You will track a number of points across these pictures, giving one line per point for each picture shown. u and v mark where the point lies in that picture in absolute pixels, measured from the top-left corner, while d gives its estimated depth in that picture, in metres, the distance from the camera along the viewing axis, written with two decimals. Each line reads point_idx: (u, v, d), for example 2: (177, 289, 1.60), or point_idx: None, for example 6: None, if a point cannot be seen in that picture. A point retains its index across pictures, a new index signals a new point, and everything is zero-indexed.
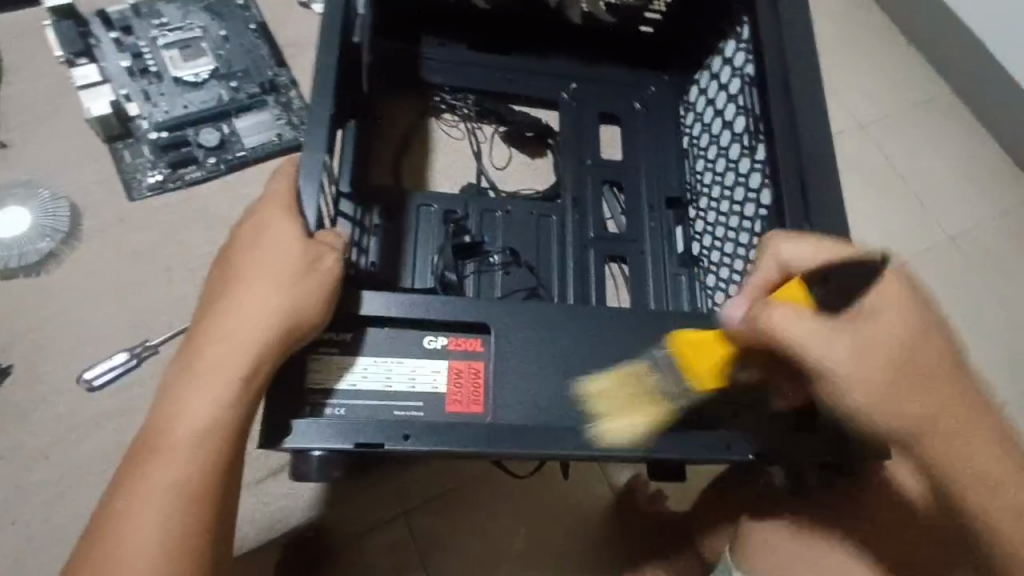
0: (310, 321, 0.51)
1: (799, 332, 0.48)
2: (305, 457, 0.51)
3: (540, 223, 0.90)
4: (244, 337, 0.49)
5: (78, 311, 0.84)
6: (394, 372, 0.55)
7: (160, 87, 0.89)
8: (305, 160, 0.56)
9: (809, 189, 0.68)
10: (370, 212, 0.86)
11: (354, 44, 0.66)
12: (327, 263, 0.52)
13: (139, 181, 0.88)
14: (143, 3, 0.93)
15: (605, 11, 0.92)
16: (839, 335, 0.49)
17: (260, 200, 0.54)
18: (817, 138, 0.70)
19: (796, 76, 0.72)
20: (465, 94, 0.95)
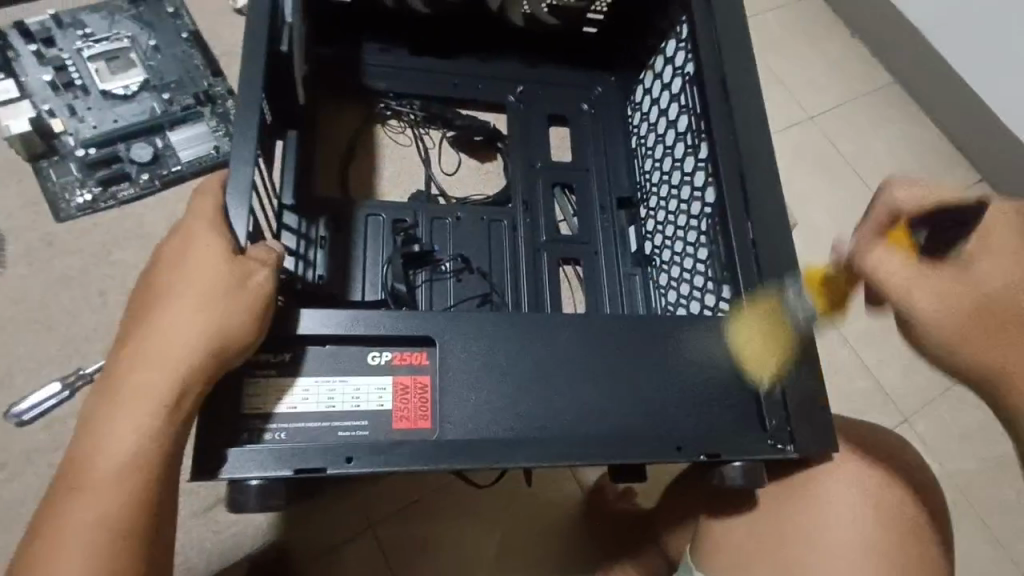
0: (240, 339, 0.48)
1: (893, 278, 0.52)
2: (243, 487, 0.50)
3: (491, 229, 0.89)
4: (169, 360, 0.47)
5: (7, 341, 0.79)
6: (337, 393, 0.53)
7: (86, 101, 0.85)
8: (234, 174, 0.54)
9: (750, 181, 0.68)
10: (315, 224, 0.84)
11: (283, 52, 0.65)
12: (259, 278, 0.50)
13: (67, 201, 0.84)
14: (65, 14, 0.88)
15: (548, 13, 0.92)
16: (927, 282, 0.51)
17: (185, 216, 0.51)
18: (755, 134, 0.71)
19: (733, 74, 0.72)
20: (411, 99, 0.94)
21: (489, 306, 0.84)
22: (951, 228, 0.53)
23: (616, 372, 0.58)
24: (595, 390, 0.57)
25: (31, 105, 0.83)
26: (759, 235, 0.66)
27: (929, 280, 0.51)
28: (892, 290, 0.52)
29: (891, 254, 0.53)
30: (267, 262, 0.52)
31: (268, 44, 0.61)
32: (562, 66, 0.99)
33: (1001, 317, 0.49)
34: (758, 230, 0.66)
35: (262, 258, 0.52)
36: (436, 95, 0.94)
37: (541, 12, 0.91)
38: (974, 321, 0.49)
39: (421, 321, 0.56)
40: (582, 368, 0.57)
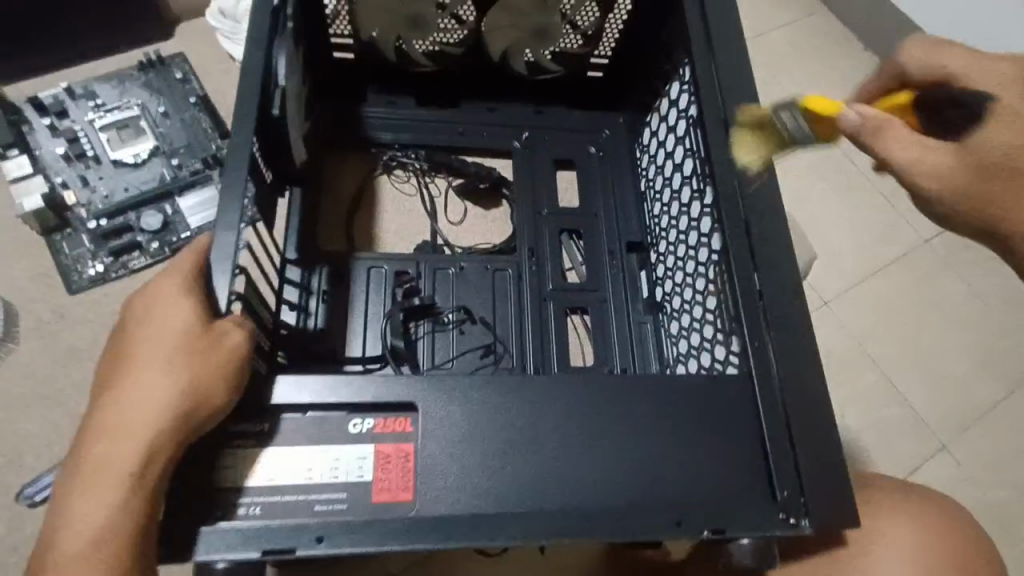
0: (213, 401, 0.46)
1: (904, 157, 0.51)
2: (209, 569, 0.48)
3: (495, 279, 0.87)
4: (136, 428, 0.45)
5: (18, 416, 0.81)
6: (316, 465, 0.51)
7: (99, 171, 0.88)
8: (219, 238, 0.54)
9: (754, 228, 0.65)
10: (317, 275, 0.83)
11: (275, 116, 0.65)
12: (233, 338, 0.48)
13: (79, 273, 0.86)
14: (78, 86, 0.92)
15: (551, 60, 0.90)
16: (939, 158, 0.51)
17: (155, 276, 0.50)
18: (756, 176, 0.67)
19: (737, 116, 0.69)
20: (416, 149, 0.94)
21: (493, 358, 0.83)
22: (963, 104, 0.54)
23: (611, 438, 0.54)
24: (591, 459, 0.53)
25: (43, 179, 0.85)
26: (766, 286, 0.62)
27: (938, 156, 0.51)
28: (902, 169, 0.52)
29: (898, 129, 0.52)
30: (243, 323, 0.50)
31: (258, 112, 0.61)
32: (566, 109, 0.98)
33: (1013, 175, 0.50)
34: (765, 281, 0.62)
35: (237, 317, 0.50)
36: (442, 145, 0.94)
37: (544, 59, 0.89)
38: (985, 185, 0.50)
39: (402, 384, 0.54)
40: (575, 433, 0.54)
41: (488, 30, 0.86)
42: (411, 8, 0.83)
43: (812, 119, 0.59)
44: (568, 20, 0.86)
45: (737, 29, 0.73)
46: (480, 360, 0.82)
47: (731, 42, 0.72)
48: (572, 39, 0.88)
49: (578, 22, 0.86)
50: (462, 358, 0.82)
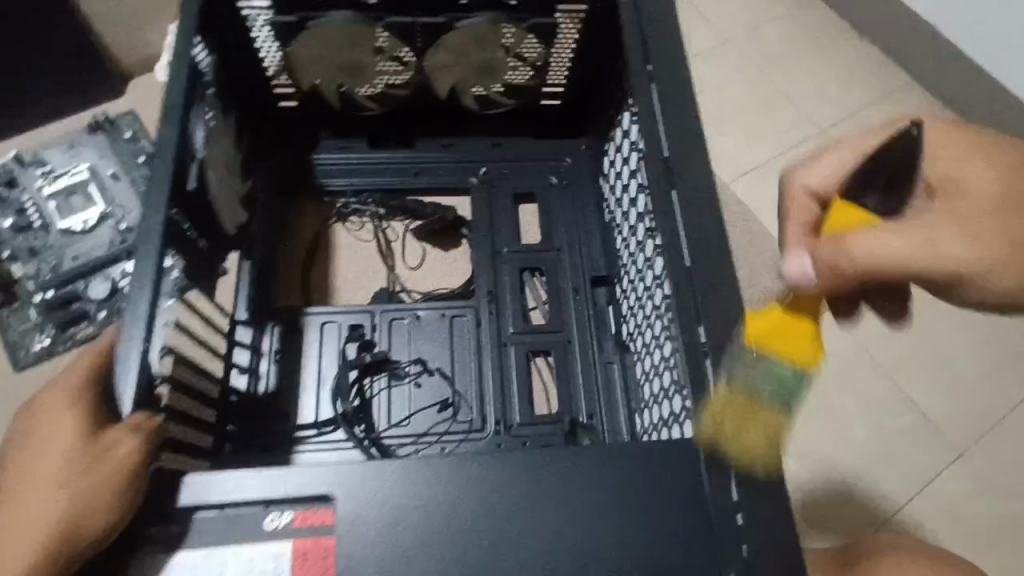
0: (94, 519, 0.45)
1: (896, 255, 0.46)
2: None
3: (453, 326, 0.84)
4: (17, 553, 0.45)
5: None
6: (230, 564, 0.49)
7: (46, 242, 0.87)
8: (124, 332, 0.53)
9: (698, 274, 0.59)
10: (268, 334, 0.81)
11: (191, 189, 0.62)
12: (121, 452, 0.47)
13: (25, 349, 0.83)
14: (27, 153, 0.91)
15: (501, 94, 0.86)
16: (947, 245, 0.49)
17: (45, 389, 0.50)
18: (704, 216, 0.61)
19: (680, 151, 0.64)
20: (369, 194, 0.90)
21: (451, 411, 0.79)
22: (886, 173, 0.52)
23: (542, 521, 0.51)
24: (520, 543, 0.50)
25: None
26: (713, 342, 0.57)
27: (943, 242, 0.49)
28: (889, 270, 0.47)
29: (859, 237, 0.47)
30: (137, 430, 0.48)
31: (172, 193, 0.58)
32: (526, 139, 0.93)
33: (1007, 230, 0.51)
34: (711, 335, 0.57)
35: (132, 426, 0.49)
36: (396, 188, 0.91)
37: (493, 94, 0.86)
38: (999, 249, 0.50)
39: (318, 476, 0.51)
40: (506, 518, 0.51)
41: (431, 71, 0.81)
42: (347, 55, 0.78)
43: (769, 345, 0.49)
44: (513, 53, 0.80)
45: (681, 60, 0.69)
46: (437, 414, 0.79)
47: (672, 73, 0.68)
48: (521, 71, 0.83)
49: (525, 55, 0.80)
50: (419, 413, 0.79)
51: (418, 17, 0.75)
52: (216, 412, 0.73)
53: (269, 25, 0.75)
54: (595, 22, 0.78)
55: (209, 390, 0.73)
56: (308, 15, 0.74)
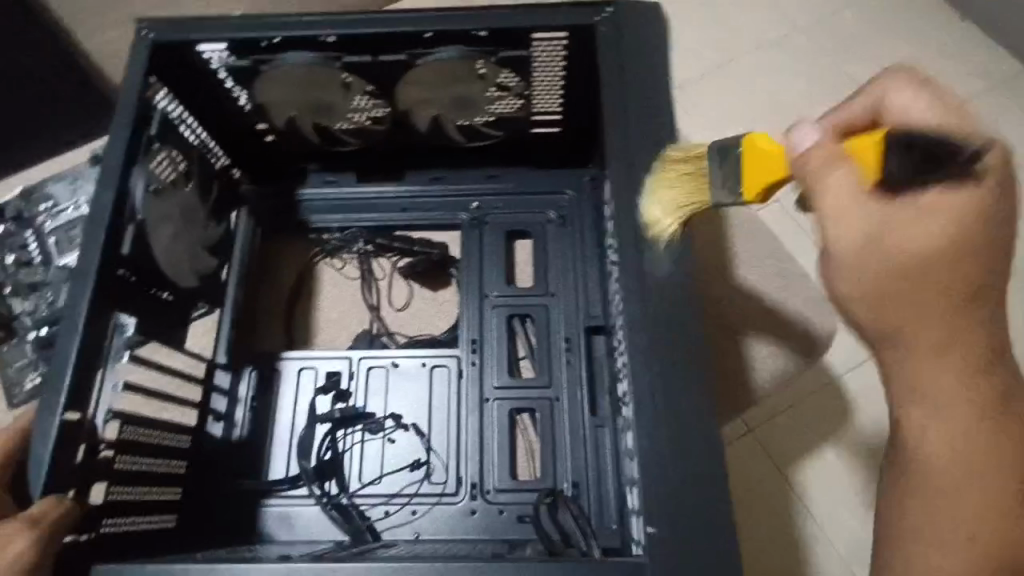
0: None
1: (829, 189, 0.44)
2: None
3: (432, 377, 0.79)
4: None
5: None
6: None
7: (46, 278, 0.87)
8: (40, 421, 0.52)
9: (668, 366, 0.54)
10: (243, 379, 0.79)
11: (125, 256, 0.61)
12: (12, 550, 0.45)
13: (19, 385, 0.82)
14: (32, 188, 0.92)
15: (485, 124, 0.79)
16: (850, 221, 0.43)
17: None
18: (668, 294, 0.56)
19: (647, 209, 0.58)
20: (353, 231, 0.86)
21: (424, 471, 0.75)
22: (942, 154, 0.42)
23: None
24: None
25: None
26: (675, 453, 0.51)
27: (860, 213, 0.43)
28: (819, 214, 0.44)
29: (839, 173, 0.44)
30: (29, 524, 0.46)
31: (104, 258, 0.58)
32: (521, 170, 0.86)
33: (919, 279, 0.42)
34: (674, 442, 0.51)
35: (30, 517, 0.47)
36: (382, 224, 0.85)
37: (479, 125, 0.79)
38: (889, 284, 0.42)
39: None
40: None
41: (408, 105, 0.76)
42: (313, 92, 0.73)
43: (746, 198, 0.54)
44: (492, 84, 0.72)
45: (666, 110, 0.62)
46: (409, 474, 0.75)
47: (640, 124, 0.61)
48: (509, 102, 0.75)
49: (507, 84, 0.72)
50: (393, 473, 0.75)
51: (378, 55, 0.68)
52: (187, 463, 0.74)
53: (227, 67, 0.70)
54: (580, 46, 0.69)
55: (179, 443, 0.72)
56: (263, 58, 0.69)
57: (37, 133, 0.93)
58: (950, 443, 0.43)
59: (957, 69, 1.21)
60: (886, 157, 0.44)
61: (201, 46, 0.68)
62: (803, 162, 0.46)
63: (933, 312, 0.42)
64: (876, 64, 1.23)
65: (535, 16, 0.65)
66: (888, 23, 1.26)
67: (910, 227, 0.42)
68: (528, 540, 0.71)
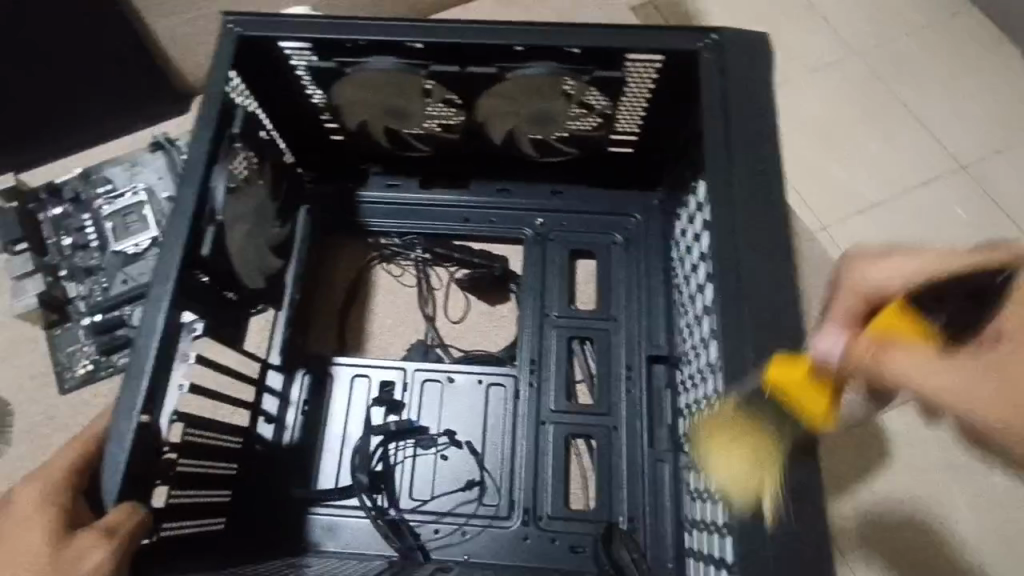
0: None
1: (930, 379, 0.35)
2: None
3: (488, 395, 0.78)
4: None
5: None
6: None
7: (101, 264, 0.86)
8: (115, 425, 0.51)
9: (765, 417, 0.50)
10: (296, 382, 0.78)
11: (206, 255, 0.59)
12: (86, 563, 0.44)
13: (71, 371, 0.81)
14: (92, 170, 0.91)
15: (559, 139, 0.76)
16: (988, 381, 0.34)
17: (25, 477, 0.49)
18: (767, 339, 0.53)
19: (749, 248, 0.56)
20: (413, 237, 0.84)
21: (478, 490, 0.73)
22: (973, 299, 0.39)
23: None
24: None
25: (47, 275, 0.85)
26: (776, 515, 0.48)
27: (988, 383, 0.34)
28: (942, 407, 0.35)
29: (903, 357, 0.37)
30: (107, 536, 0.45)
31: (185, 260, 0.57)
32: (590, 188, 0.84)
33: None
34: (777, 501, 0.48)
35: (109, 533, 0.46)
36: (444, 233, 0.84)
37: (554, 141, 0.77)
38: None
39: None
40: None
41: (486, 117, 0.73)
42: (392, 99, 0.71)
43: (783, 396, 0.45)
44: (577, 102, 0.70)
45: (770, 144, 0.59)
46: (462, 493, 0.73)
47: (739, 159, 0.59)
48: (590, 120, 0.73)
49: (591, 103, 0.70)
50: (445, 491, 0.74)
51: (466, 66, 0.66)
52: (237, 465, 0.73)
53: (308, 68, 0.68)
54: (677, 70, 0.66)
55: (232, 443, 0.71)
56: (347, 61, 0.67)
57: (95, 113, 0.92)
58: None
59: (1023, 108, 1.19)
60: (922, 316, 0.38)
61: (283, 45, 0.66)
62: (873, 369, 0.38)
63: None
64: (944, 96, 1.20)
65: (633, 37, 0.63)
66: (959, 55, 1.23)
67: None
68: (584, 570, 0.69)
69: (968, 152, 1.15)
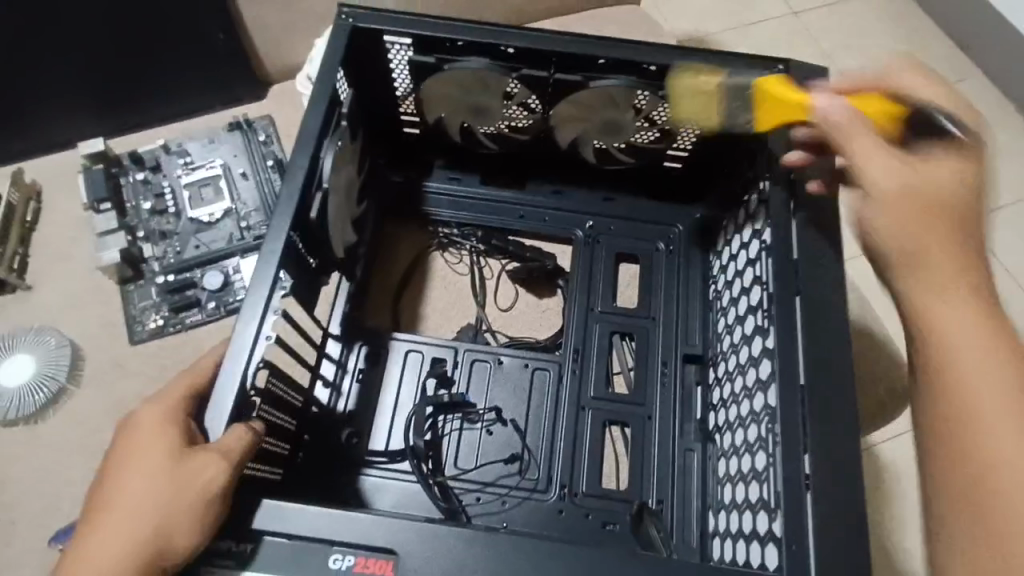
0: (180, 543, 0.49)
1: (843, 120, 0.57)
2: (247, 536, 0.54)
3: (533, 378, 0.83)
4: (113, 542, 0.49)
5: (49, 462, 0.78)
6: (343, 525, 0.55)
7: (176, 228, 0.93)
8: (225, 362, 0.58)
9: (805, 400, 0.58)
10: (354, 352, 0.83)
11: (312, 218, 0.67)
12: (205, 477, 0.51)
13: (142, 324, 0.86)
14: (173, 142, 0.98)
15: (620, 150, 0.85)
16: (882, 149, 0.55)
17: (153, 399, 0.56)
18: (810, 331, 0.60)
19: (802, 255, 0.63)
20: (472, 229, 0.91)
21: (518, 464, 0.78)
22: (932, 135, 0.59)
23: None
24: None
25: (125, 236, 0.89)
26: (816, 477, 0.55)
27: (881, 154, 0.54)
28: (845, 149, 0.56)
29: (863, 126, 0.56)
30: (222, 457, 0.52)
31: (295, 217, 0.64)
32: (639, 198, 0.91)
33: (934, 205, 0.52)
34: (817, 467, 0.55)
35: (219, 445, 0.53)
36: (499, 226, 0.90)
37: (615, 150, 0.85)
38: (902, 199, 0.52)
39: (373, 528, 0.54)
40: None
41: (558, 122, 0.82)
42: (477, 97, 0.79)
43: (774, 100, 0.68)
44: (644, 116, 0.79)
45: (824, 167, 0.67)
46: (505, 466, 0.78)
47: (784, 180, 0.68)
48: (650, 134, 0.82)
49: (656, 118, 0.79)
50: (489, 463, 0.79)
51: (555, 73, 0.76)
52: (297, 422, 0.77)
53: (407, 62, 0.77)
54: None
55: (295, 401, 0.76)
56: (447, 58, 0.76)
57: (179, 89, 0.98)
58: (997, 393, 0.44)
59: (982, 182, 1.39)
60: (899, 117, 0.61)
61: (386, 38, 0.75)
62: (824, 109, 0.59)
63: (940, 237, 0.51)
64: None
65: (704, 61, 0.73)
66: None
67: (930, 178, 0.53)
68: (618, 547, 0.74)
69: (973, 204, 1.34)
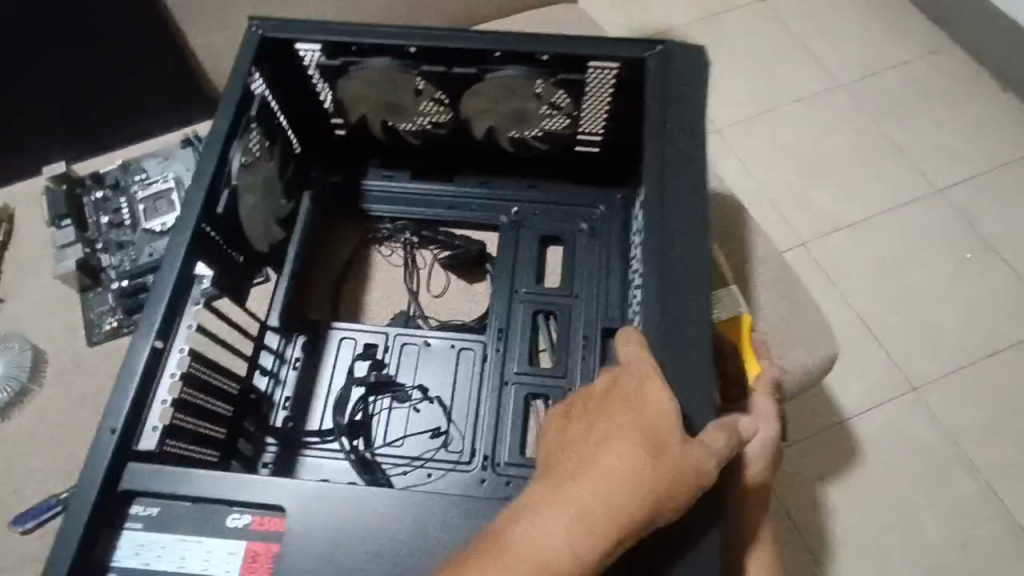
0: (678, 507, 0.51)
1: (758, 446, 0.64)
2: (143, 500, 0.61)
3: (459, 358, 0.87)
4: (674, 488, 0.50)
5: (16, 453, 0.85)
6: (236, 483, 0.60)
7: (132, 239, 0.98)
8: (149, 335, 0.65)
9: (670, 351, 0.60)
10: (292, 342, 0.88)
11: (220, 214, 0.73)
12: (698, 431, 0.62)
13: (98, 326, 0.93)
14: (130, 162, 1.04)
15: (535, 138, 0.89)
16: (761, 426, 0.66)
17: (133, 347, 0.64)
18: (680, 284, 0.63)
19: (671, 215, 0.66)
20: (403, 223, 0.96)
21: (442, 439, 0.83)
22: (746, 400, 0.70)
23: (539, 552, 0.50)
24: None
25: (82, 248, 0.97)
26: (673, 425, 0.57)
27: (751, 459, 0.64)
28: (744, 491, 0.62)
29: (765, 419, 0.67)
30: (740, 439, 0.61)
31: (201, 213, 0.70)
32: (560, 183, 0.95)
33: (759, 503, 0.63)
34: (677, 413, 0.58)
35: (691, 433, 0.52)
36: (429, 218, 0.95)
37: (529, 137, 0.89)
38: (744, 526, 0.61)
39: (264, 488, 0.59)
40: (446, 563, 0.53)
41: (470, 114, 0.87)
42: (388, 95, 0.84)
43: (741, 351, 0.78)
44: (545, 102, 0.83)
45: (699, 134, 0.70)
46: (429, 440, 0.83)
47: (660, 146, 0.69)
48: (558, 119, 0.86)
49: (558, 104, 0.83)
50: (415, 438, 0.83)
51: (453, 67, 0.80)
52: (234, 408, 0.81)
53: (319, 65, 0.83)
54: (627, 78, 0.79)
55: (230, 389, 0.80)
56: (352, 60, 0.81)
57: (140, 109, 1.07)
58: None
59: (941, 159, 1.43)
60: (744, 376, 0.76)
61: (299, 45, 0.81)
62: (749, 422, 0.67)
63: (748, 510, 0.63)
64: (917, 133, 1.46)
65: (591, 45, 0.77)
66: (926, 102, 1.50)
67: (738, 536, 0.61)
68: None
69: (936, 177, 1.42)
